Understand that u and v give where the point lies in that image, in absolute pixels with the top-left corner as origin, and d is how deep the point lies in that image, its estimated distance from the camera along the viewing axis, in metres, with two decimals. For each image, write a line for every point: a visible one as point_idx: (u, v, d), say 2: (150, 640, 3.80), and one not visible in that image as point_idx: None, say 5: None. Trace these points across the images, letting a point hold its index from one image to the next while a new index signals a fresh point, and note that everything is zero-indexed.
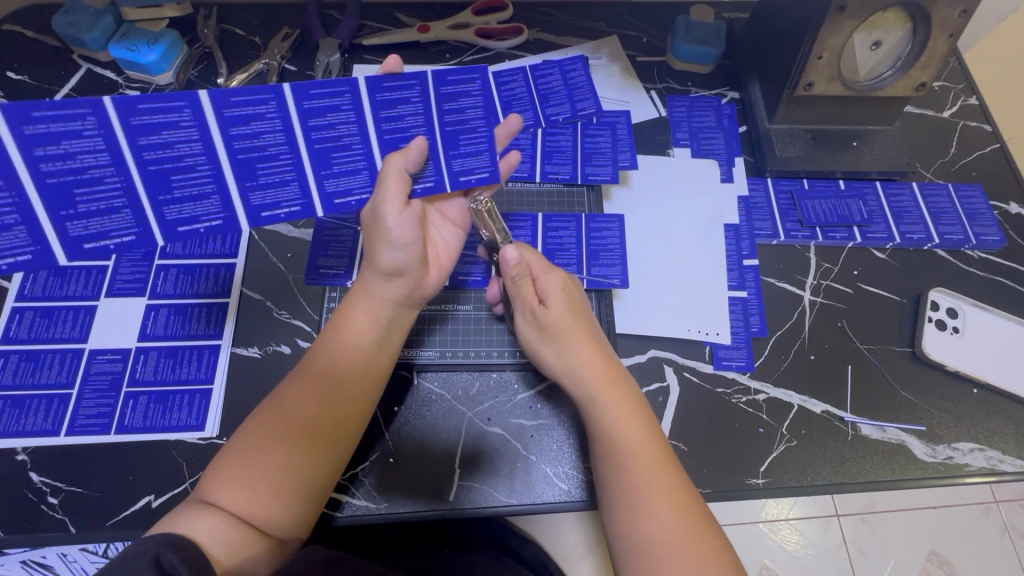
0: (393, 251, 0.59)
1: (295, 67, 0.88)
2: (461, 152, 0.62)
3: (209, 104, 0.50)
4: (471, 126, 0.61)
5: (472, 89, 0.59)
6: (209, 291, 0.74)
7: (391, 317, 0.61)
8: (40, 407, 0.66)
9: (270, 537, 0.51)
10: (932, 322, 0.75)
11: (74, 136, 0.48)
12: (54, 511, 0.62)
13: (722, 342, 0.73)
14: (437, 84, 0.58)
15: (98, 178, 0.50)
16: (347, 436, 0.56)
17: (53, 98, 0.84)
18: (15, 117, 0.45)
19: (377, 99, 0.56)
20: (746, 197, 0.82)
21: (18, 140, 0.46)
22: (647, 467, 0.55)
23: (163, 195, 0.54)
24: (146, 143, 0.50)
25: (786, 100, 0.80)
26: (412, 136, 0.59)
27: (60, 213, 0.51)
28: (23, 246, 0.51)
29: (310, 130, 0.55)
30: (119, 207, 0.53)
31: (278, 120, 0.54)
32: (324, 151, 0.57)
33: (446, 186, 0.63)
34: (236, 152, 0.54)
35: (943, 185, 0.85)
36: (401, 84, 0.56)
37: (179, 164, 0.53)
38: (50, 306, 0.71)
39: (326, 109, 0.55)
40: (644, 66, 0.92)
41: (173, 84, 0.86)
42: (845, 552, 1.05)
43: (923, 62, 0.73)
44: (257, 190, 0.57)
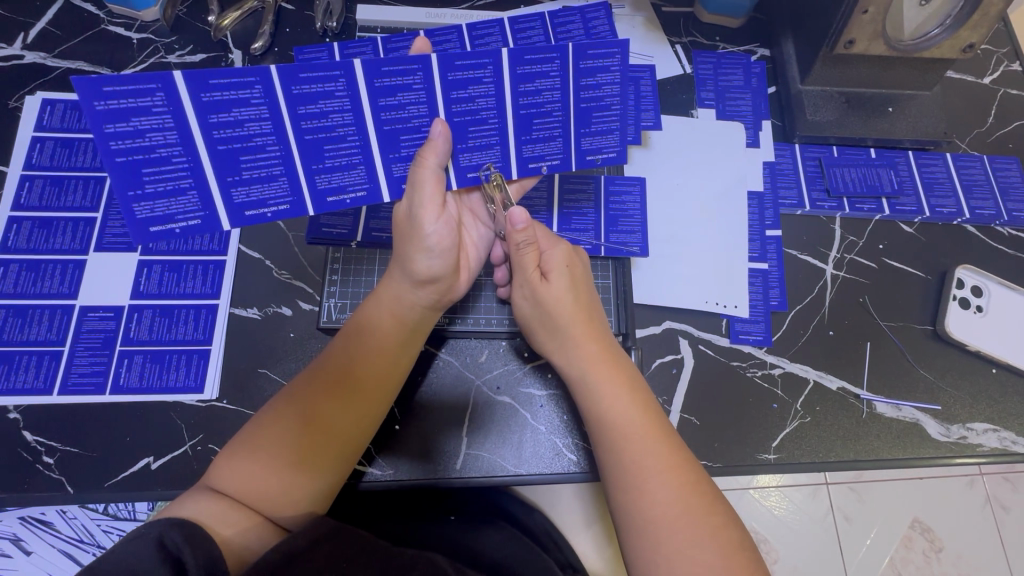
0: (429, 258, 0.56)
1: (293, 6, 0.81)
2: (592, 130, 0.58)
3: (362, 72, 0.48)
4: (606, 103, 0.56)
5: (613, 64, 0.53)
6: (205, 249, 0.70)
7: (418, 320, 0.58)
8: (31, 363, 0.64)
9: (274, 523, 0.47)
10: (956, 300, 0.73)
11: (241, 104, 0.47)
12: (50, 471, 0.60)
13: (739, 315, 0.71)
14: (576, 59, 0.52)
15: (260, 146, 0.50)
16: (363, 423, 0.53)
17: (29, 32, 0.77)
18: (195, 84, 0.45)
19: (518, 73, 0.52)
20: (773, 163, 0.78)
21: (195, 107, 0.46)
22: (639, 444, 0.52)
23: (316, 164, 0.53)
24: (305, 113, 0.49)
25: (824, 59, 0.74)
26: (544, 113, 0.55)
27: (227, 178, 0.51)
28: (194, 211, 0.52)
29: (451, 103, 0.53)
30: (276, 175, 0.52)
31: (423, 92, 0.51)
32: (461, 124, 0.55)
33: (571, 163, 0.60)
34: (382, 122, 0.52)
35: (978, 156, 0.80)
36: (541, 57, 0.51)
37: (331, 134, 0.51)
38: (36, 259, 0.68)
39: (467, 82, 0.51)
40: (670, 17, 0.85)
41: (159, 22, 0.79)
42: (831, 518, 1.06)
43: (975, 21, 0.68)
44: (398, 162, 0.55)
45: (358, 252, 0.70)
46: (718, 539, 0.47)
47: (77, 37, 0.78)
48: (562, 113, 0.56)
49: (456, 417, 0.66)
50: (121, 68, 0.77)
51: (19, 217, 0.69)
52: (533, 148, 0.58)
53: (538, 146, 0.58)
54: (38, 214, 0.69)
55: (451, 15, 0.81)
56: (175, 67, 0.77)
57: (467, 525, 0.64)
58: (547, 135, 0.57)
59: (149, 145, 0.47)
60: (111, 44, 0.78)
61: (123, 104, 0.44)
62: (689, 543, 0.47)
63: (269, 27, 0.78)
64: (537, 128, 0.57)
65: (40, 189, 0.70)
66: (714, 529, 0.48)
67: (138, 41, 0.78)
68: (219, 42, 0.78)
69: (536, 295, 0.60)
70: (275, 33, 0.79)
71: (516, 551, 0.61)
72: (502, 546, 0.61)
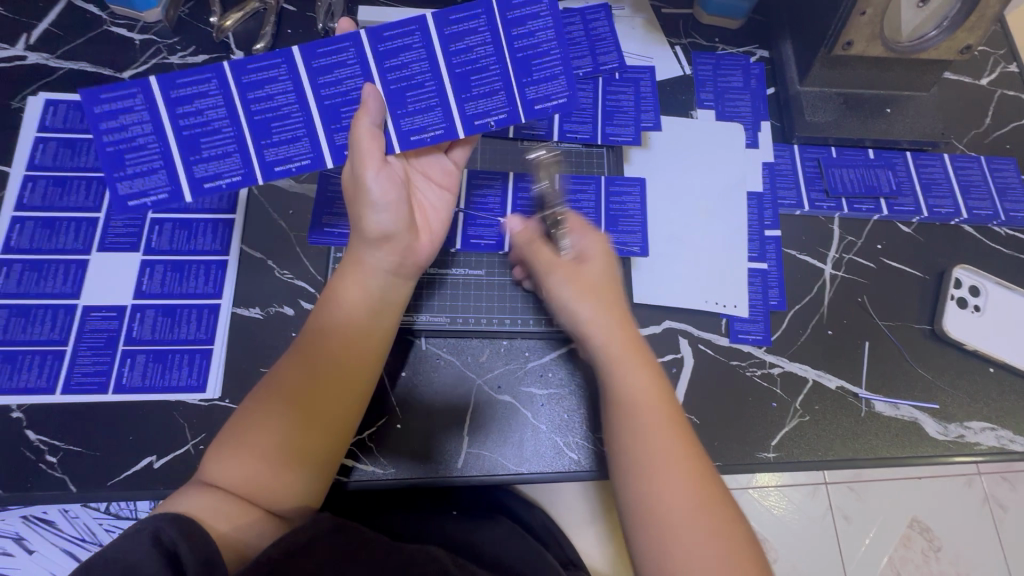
0: (378, 214, 0.56)
1: (294, 8, 0.81)
2: (534, 77, 0.61)
3: (298, 57, 0.58)
4: (543, 49, 0.61)
5: (541, 11, 0.61)
6: (208, 249, 0.70)
7: (386, 289, 0.58)
8: (35, 363, 0.64)
9: (271, 513, 0.48)
10: (954, 299, 0.73)
11: (201, 96, 0.57)
12: (53, 470, 0.61)
13: (739, 315, 0.71)
14: (503, 10, 0.60)
15: (216, 128, 0.58)
16: (345, 403, 0.53)
17: (32, 33, 0.78)
18: (166, 86, 0.56)
19: (444, 32, 0.60)
20: (772, 163, 0.78)
21: (163, 101, 0.56)
22: (661, 441, 0.52)
23: (265, 140, 0.59)
24: (253, 97, 0.58)
25: (822, 60, 0.75)
26: (480, 67, 0.61)
27: (191, 157, 0.58)
28: (162, 186, 0.57)
29: (386, 70, 0.59)
30: (231, 152, 0.58)
31: (358, 64, 0.59)
32: (399, 90, 0.60)
33: (520, 115, 0.62)
34: (323, 98, 0.59)
35: (975, 157, 0.81)
36: (467, 16, 0.60)
37: (278, 112, 0.58)
38: (40, 259, 0.68)
39: (398, 49, 0.59)
40: (669, 18, 0.85)
41: (162, 22, 0.79)
42: (830, 517, 1.07)
43: (972, 22, 0.68)
44: (344, 131, 0.59)
45: None
46: (729, 536, 0.48)
47: (80, 38, 0.78)
48: (498, 67, 0.61)
49: (457, 416, 0.66)
50: (124, 69, 0.77)
51: (22, 217, 0.69)
52: (475, 105, 0.61)
53: (481, 103, 0.61)
54: (41, 214, 0.70)
55: None
56: (177, 68, 0.78)
57: (469, 522, 0.64)
58: (488, 91, 0.61)
59: (128, 136, 0.56)
60: (115, 44, 0.78)
61: (114, 105, 0.56)
62: (704, 542, 0.47)
63: (271, 28, 0.78)
64: (475, 86, 0.61)
65: (43, 189, 0.70)
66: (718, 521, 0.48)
67: (141, 42, 0.79)
68: (222, 44, 0.79)
69: (574, 277, 0.61)
70: (277, 34, 0.80)
71: (518, 548, 0.62)
72: (504, 543, 0.62)
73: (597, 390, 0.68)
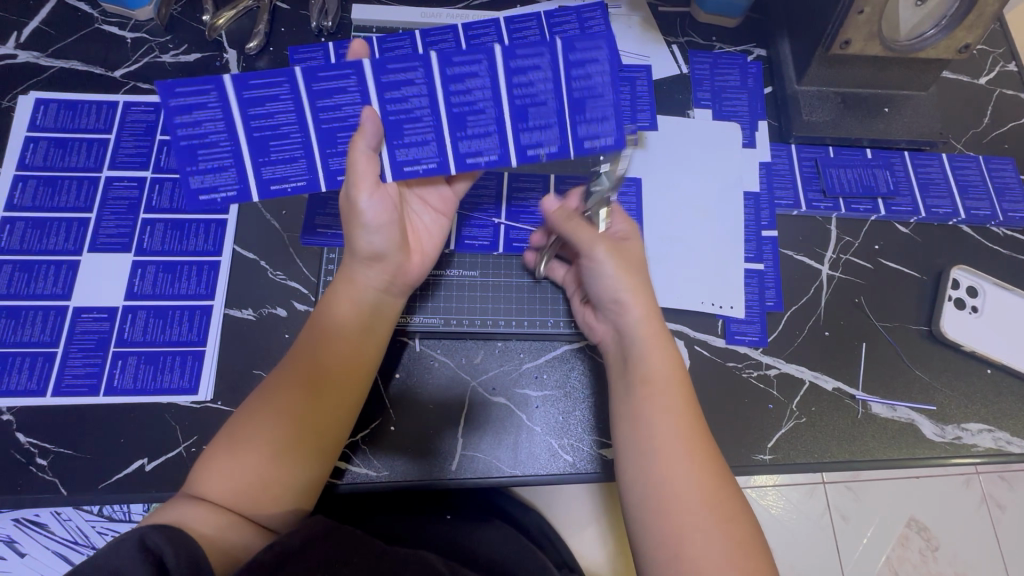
0: (369, 235, 0.55)
1: (288, 6, 0.81)
2: (587, 117, 0.55)
3: (370, 70, 0.52)
4: (600, 93, 0.54)
5: (605, 55, 0.53)
6: (200, 249, 0.69)
7: (374, 305, 0.58)
8: (25, 365, 0.64)
9: (260, 523, 0.47)
10: (951, 300, 0.73)
11: (273, 99, 0.52)
12: (43, 473, 0.60)
13: (735, 316, 0.71)
14: (565, 51, 0.53)
15: (285, 133, 0.54)
16: (340, 415, 0.53)
17: (23, 31, 0.77)
18: (239, 84, 0.51)
19: (511, 66, 0.53)
20: (769, 163, 0.78)
21: (239, 103, 0.52)
22: (689, 472, 0.49)
23: (330, 149, 0.55)
24: (322, 105, 0.53)
25: (819, 59, 0.74)
26: (539, 102, 0.54)
27: (259, 159, 0.55)
28: (232, 184, 0.55)
29: (450, 94, 0.54)
30: (297, 157, 0.55)
31: (424, 86, 0.53)
32: (459, 115, 0.55)
33: (570, 151, 0.57)
34: (387, 114, 0.54)
35: (973, 157, 0.81)
36: (532, 51, 0.53)
37: (346, 123, 0.54)
38: (30, 260, 0.67)
39: (464, 77, 0.53)
40: (666, 17, 0.84)
41: (154, 21, 0.79)
42: (828, 517, 1.06)
43: (971, 21, 0.68)
44: (401, 148, 0.55)
45: None
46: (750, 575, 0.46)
47: (71, 37, 0.77)
48: (556, 104, 0.55)
49: (450, 418, 0.66)
50: (116, 68, 0.76)
51: (12, 217, 0.69)
52: (531, 136, 0.56)
53: (537, 134, 0.56)
54: (31, 214, 0.69)
55: (447, 15, 0.81)
56: (169, 66, 0.77)
57: (463, 524, 0.64)
58: (543, 125, 0.55)
59: (203, 133, 0.52)
60: (105, 43, 0.77)
61: (187, 100, 0.51)
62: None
63: (264, 26, 0.78)
64: (533, 117, 0.55)
65: (33, 189, 0.70)
66: (726, 527, 0.47)
67: (132, 40, 0.78)
68: (214, 42, 0.78)
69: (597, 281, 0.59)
70: (270, 32, 0.79)
71: (512, 550, 0.61)
72: (498, 545, 0.61)
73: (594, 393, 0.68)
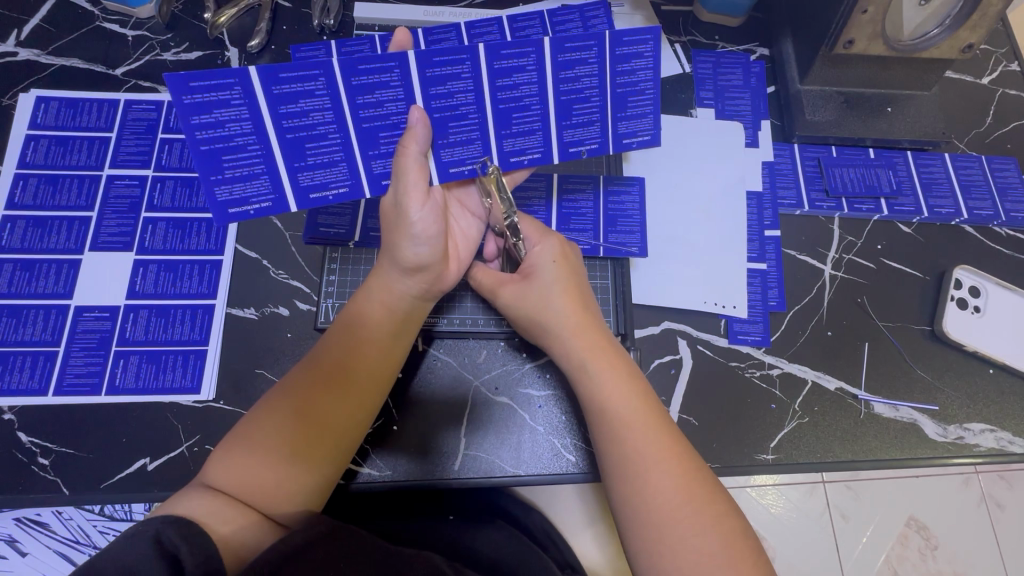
0: (416, 244, 0.55)
1: (290, 4, 0.80)
2: (628, 113, 0.59)
3: (414, 62, 0.50)
4: (640, 88, 0.57)
5: (647, 50, 0.55)
6: (202, 248, 0.69)
7: (409, 311, 0.58)
8: (26, 364, 0.63)
9: (274, 519, 0.47)
10: (954, 300, 0.73)
11: (307, 95, 0.50)
12: (45, 472, 0.60)
13: (738, 316, 0.71)
14: (613, 45, 0.53)
15: (322, 134, 0.52)
16: (357, 413, 0.53)
17: (23, 29, 0.77)
18: (267, 78, 0.48)
19: (559, 60, 0.54)
20: (772, 162, 0.78)
21: (268, 100, 0.49)
22: (663, 474, 0.50)
23: (371, 150, 0.55)
24: (362, 102, 0.52)
25: (823, 58, 0.74)
26: (584, 97, 0.57)
27: (295, 163, 0.54)
28: (266, 194, 0.55)
29: (496, 90, 0.55)
30: (336, 160, 0.55)
31: (471, 81, 0.53)
32: (505, 112, 0.57)
33: (609, 147, 0.62)
34: (433, 110, 0.55)
35: (975, 157, 0.81)
36: (581, 44, 0.53)
37: (388, 121, 0.54)
38: (31, 259, 0.67)
39: (512, 70, 0.54)
40: (669, 15, 0.84)
41: (155, 19, 0.78)
42: (827, 516, 1.06)
43: (975, 20, 0.68)
44: (447, 148, 0.57)
45: (356, 253, 0.69)
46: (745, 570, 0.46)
47: (71, 35, 0.77)
48: (599, 99, 0.58)
49: (453, 417, 0.66)
50: (117, 65, 0.76)
51: (12, 216, 0.68)
52: (573, 133, 0.60)
53: (578, 131, 0.60)
54: (32, 213, 0.69)
55: (449, 13, 0.81)
56: (171, 64, 0.77)
57: (466, 525, 0.64)
58: (585, 120, 0.59)
59: (227, 135, 0.50)
60: (107, 41, 0.77)
61: (206, 97, 0.47)
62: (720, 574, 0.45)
63: (265, 24, 0.77)
64: (576, 114, 0.58)
65: (34, 188, 0.70)
66: (715, 527, 0.47)
67: (133, 38, 0.78)
68: (216, 40, 0.78)
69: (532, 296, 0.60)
70: (272, 30, 0.79)
71: (515, 550, 0.61)
72: (500, 545, 0.61)
73: None
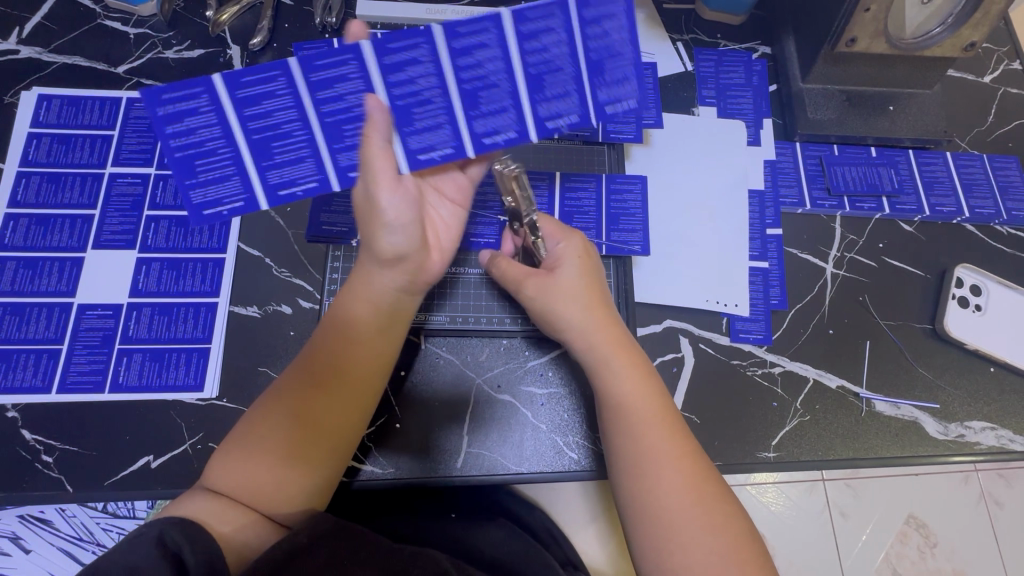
0: (391, 234, 0.53)
1: (292, 2, 0.80)
2: (608, 80, 0.53)
3: (370, 51, 0.48)
4: (619, 50, 0.52)
5: (621, 9, 0.50)
6: (205, 246, 0.69)
7: (393, 305, 0.57)
8: (29, 362, 0.63)
9: (277, 522, 0.47)
10: (955, 299, 0.73)
11: (270, 96, 0.49)
12: (49, 470, 0.60)
13: (740, 314, 0.71)
14: (580, 7, 0.49)
15: (287, 132, 0.51)
16: (350, 414, 0.53)
17: (25, 26, 0.77)
18: (230, 83, 0.48)
19: (523, 31, 0.49)
20: (774, 161, 0.78)
21: (233, 103, 0.49)
22: (677, 473, 0.50)
23: (337, 144, 0.53)
24: (323, 96, 0.50)
25: (825, 57, 0.74)
26: (556, 67, 0.51)
27: (263, 163, 0.53)
28: (238, 195, 0.54)
29: (459, 70, 0.51)
30: (304, 157, 0.53)
31: (431, 63, 0.50)
32: (471, 91, 0.52)
33: (591, 119, 0.55)
34: (394, 97, 0.51)
35: (977, 155, 0.81)
36: (543, 12, 0.49)
37: (350, 113, 0.51)
38: (34, 257, 0.67)
39: (472, 48, 0.49)
40: (671, 14, 0.84)
41: (156, 17, 0.78)
42: (827, 515, 1.07)
43: (977, 19, 0.68)
44: (415, 135, 0.54)
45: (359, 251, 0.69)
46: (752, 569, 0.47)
47: (73, 32, 0.77)
48: (573, 69, 0.52)
49: (455, 415, 0.66)
50: (119, 63, 0.76)
51: (16, 214, 0.68)
52: (549, 107, 0.54)
53: (555, 104, 0.54)
54: (36, 211, 0.69)
55: (451, 11, 0.80)
56: (173, 62, 0.77)
57: (469, 522, 0.64)
58: (562, 93, 0.53)
59: (197, 141, 0.50)
60: (108, 39, 0.77)
61: (177, 107, 0.48)
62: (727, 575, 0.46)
63: (267, 22, 0.77)
64: (550, 86, 0.53)
65: (37, 185, 0.70)
66: (723, 528, 0.48)
67: (135, 36, 0.77)
68: (218, 38, 0.78)
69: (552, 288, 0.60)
70: (274, 28, 0.79)
71: (517, 547, 0.61)
72: (502, 543, 0.61)
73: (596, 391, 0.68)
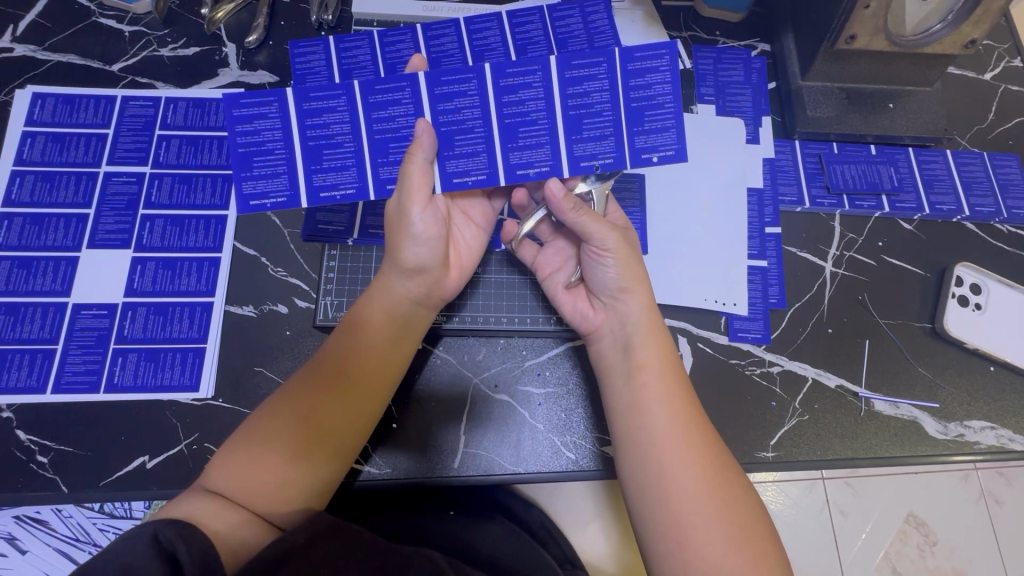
0: (417, 247, 0.57)
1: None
2: (646, 127, 0.55)
3: (425, 82, 0.54)
4: (658, 102, 0.55)
5: (662, 64, 0.54)
6: (200, 246, 0.69)
7: (408, 314, 0.58)
8: (23, 362, 0.63)
9: (270, 521, 0.47)
10: (955, 297, 0.73)
11: (330, 110, 0.54)
12: (44, 471, 0.60)
13: (738, 313, 0.71)
14: (623, 61, 0.54)
15: (339, 142, 0.55)
16: (354, 418, 0.52)
17: (19, 24, 0.76)
18: (299, 94, 0.54)
19: (567, 76, 0.54)
20: (773, 159, 0.77)
21: (297, 113, 0.54)
22: (691, 472, 0.49)
23: (381, 158, 0.56)
24: (377, 117, 0.55)
25: (824, 54, 0.74)
26: (595, 112, 0.55)
27: (312, 167, 0.55)
28: (284, 191, 0.55)
29: (503, 105, 0.55)
30: (349, 165, 0.56)
31: (477, 97, 0.55)
32: (511, 126, 0.56)
33: (625, 162, 0.56)
34: (440, 124, 0.56)
35: (977, 153, 0.80)
36: (589, 61, 0.54)
37: (400, 133, 0.55)
38: (28, 256, 0.67)
39: (518, 87, 0.55)
40: (670, 11, 0.84)
41: (151, 14, 0.78)
42: (826, 513, 1.06)
43: (977, 16, 0.66)
44: (453, 159, 0.56)
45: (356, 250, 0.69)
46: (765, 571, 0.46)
47: (67, 30, 0.76)
48: (613, 114, 0.55)
49: (453, 415, 0.66)
50: (113, 62, 0.76)
51: (10, 213, 0.68)
52: (584, 148, 0.56)
53: (590, 146, 0.56)
54: (30, 210, 0.68)
55: (449, 8, 0.80)
56: (168, 61, 0.76)
57: (466, 521, 0.64)
58: (598, 135, 0.56)
59: (261, 142, 0.54)
60: (103, 37, 0.76)
61: (251, 111, 0.54)
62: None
63: (263, 20, 0.77)
64: (587, 128, 0.56)
65: (31, 184, 0.69)
66: (735, 528, 0.47)
67: (130, 34, 0.77)
68: (213, 35, 0.77)
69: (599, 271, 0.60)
70: (269, 26, 0.78)
71: (515, 547, 0.61)
72: (500, 542, 0.61)
73: (594, 391, 0.68)
